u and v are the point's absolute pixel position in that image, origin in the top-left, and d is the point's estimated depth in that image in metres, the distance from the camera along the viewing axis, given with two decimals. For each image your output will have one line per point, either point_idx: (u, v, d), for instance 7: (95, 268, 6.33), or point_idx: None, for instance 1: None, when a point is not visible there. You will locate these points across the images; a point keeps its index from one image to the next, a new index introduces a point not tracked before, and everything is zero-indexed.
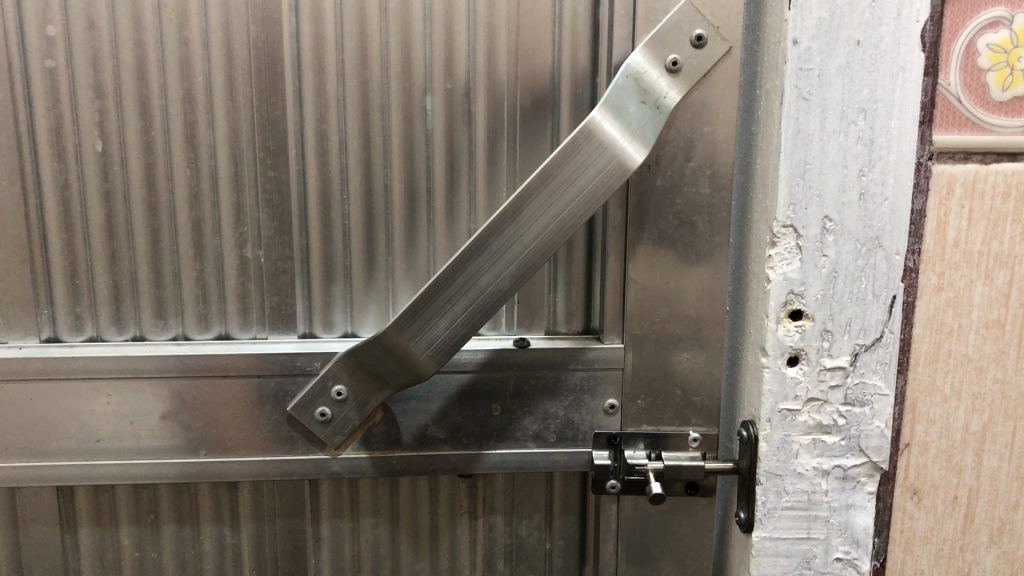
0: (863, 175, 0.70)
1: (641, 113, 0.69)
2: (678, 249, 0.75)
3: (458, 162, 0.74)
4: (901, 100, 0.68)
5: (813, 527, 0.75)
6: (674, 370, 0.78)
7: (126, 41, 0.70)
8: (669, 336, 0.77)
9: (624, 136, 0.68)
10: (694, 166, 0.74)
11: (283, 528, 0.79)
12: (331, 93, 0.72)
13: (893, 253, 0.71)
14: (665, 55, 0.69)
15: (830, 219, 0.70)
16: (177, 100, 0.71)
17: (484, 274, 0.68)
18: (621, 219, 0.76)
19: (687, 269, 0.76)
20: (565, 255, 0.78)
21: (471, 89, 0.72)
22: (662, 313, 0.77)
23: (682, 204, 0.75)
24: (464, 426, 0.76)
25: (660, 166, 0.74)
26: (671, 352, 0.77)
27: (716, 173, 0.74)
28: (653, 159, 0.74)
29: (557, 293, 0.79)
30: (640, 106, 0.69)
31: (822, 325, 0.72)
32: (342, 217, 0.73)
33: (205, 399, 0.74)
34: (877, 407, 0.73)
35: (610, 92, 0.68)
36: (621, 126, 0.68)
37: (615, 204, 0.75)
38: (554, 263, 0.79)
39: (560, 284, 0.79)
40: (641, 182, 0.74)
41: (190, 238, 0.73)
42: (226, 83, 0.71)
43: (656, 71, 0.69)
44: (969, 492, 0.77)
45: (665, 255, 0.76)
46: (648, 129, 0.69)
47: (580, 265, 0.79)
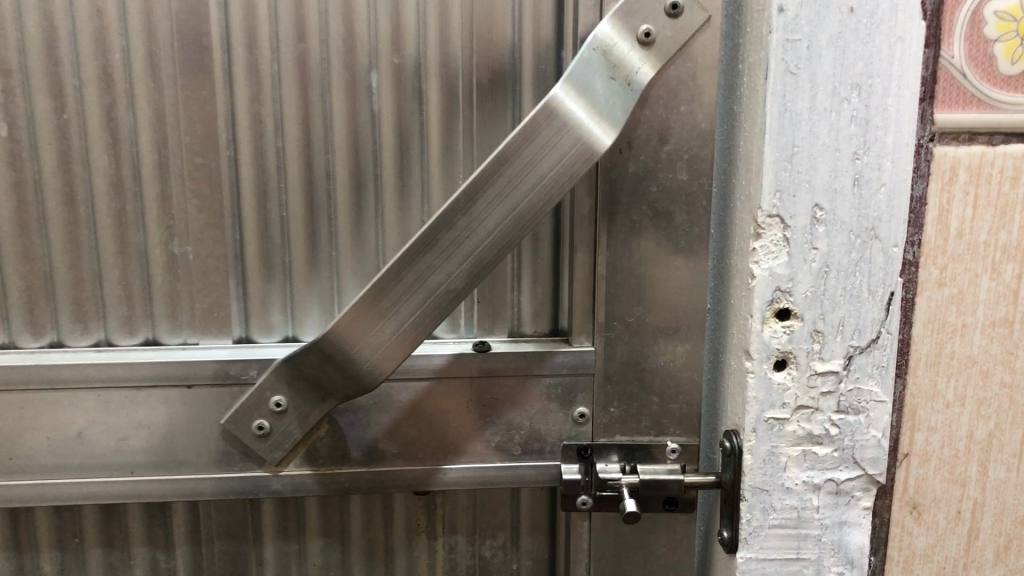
0: (857, 159, 0.62)
1: (609, 90, 0.61)
2: (653, 243, 0.69)
3: (408, 147, 0.66)
4: (899, 74, 0.61)
5: (803, 547, 0.69)
6: (650, 374, 0.71)
7: (31, 11, 0.62)
8: (644, 338, 0.70)
9: (591, 116, 0.61)
10: (670, 151, 0.67)
11: (222, 552, 0.72)
12: (265, 70, 0.64)
13: (890, 246, 0.64)
14: (637, 25, 0.61)
15: (820, 207, 0.63)
16: (92, 79, 0.64)
17: (435, 273, 0.61)
18: (590, 209, 0.69)
19: (663, 264, 0.69)
20: (529, 251, 0.72)
21: (422, 65, 0.65)
22: (636, 313, 0.70)
23: (657, 192, 0.68)
24: (419, 439, 0.69)
25: (632, 150, 0.67)
26: (646, 356, 0.70)
27: (694, 158, 0.67)
28: (625, 143, 0.67)
29: (522, 291, 0.72)
30: (609, 83, 0.61)
31: (812, 326, 0.65)
32: (280, 208, 0.66)
33: (131, 412, 0.67)
34: (873, 415, 0.67)
35: (574, 67, 0.61)
36: (587, 105, 0.61)
37: (584, 194, 0.69)
38: (518, 259, 0.72)
39: (525, 282, 0.72)
40: (611, 169, 0.67)
41: (110, 233, 0.66)
42: (147, 59, 0.64)
43: (626, 43, 0.61)
44: (973, 506, 0.70)
45: (639, 250, 0.69)
46: (616, 109, 0.61)
47: (546, 261, 0.72)
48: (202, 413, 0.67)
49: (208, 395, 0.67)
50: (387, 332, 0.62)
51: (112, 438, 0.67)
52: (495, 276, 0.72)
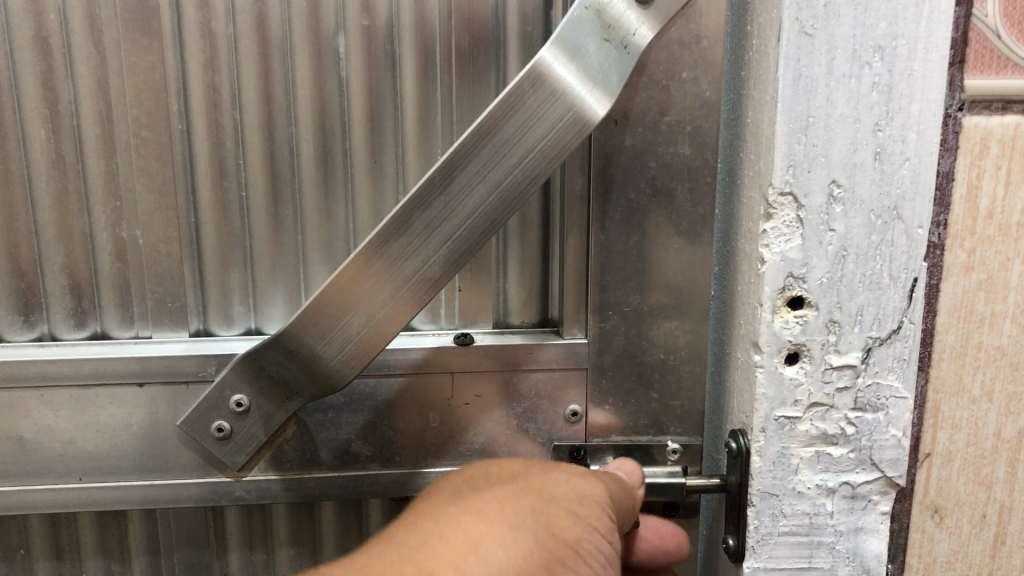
0: (879, 130, 0.56)
1: (604, 53, 0.54)
2: (650, 223, 0.62)
3: (381, 119, 0.61)
4: (927, 35, 0.55)
5: (816, 556, 0.63)
6: (647, 366, 0.65)
7: None
8: (641, 329, 0.64)
9: (583, 82, 0.54)
10: (670, 122, 0.61)
11: (182, 563, 0.66)
12: (220, 31, 0.58)
13: (915, 227, 0.58)
14: None
15: (837, 184, 0.57)
16: (26, 44, 0.57)
17: (409, 260, 0.55)
18: (583, 187, 0.62)
19: (662, 248, 0.63)
20: (516, 234, 0.65)
21: (395, 26, 0.59)
22: (634, 301, 0.64)
23: (657, 167, 0.62)
24: (396, 441, 0.64)
25: (629, 121, 0.61)
26: (645, 348, 0.65)
27: (697, 130, 0.61)
28: (621, 113, 0.60)
29: (508, 278, 0.67)
30: (603, 45, 0.54)
31: (827, 316, 0.59)
32: (239, 187, 0.61)
33: (76, 413, 0.61)
34: (893, 412, 0.61)
35: (563, 27, 0.54)
36: (578, 70, 0.54)
37: (575, 169, 0.62)
38: (504, 242, 0.66)
39: (512, 268, 0.66)
40: (605, 143, 0.61)
41: (52, 214, 0.60)
42: (88, 22, 0.57)
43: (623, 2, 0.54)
44: (1000, 510, 0.64)
45: (635, 231, 0.62)
46: (612, 75, 0.54)
47: (535, 244, 0.66)
48: (154, 414, 0.61)
49: (161, 394, 0.61)
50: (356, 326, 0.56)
51: (54, 442, 0.61)
52: (479, 262, 0.66)
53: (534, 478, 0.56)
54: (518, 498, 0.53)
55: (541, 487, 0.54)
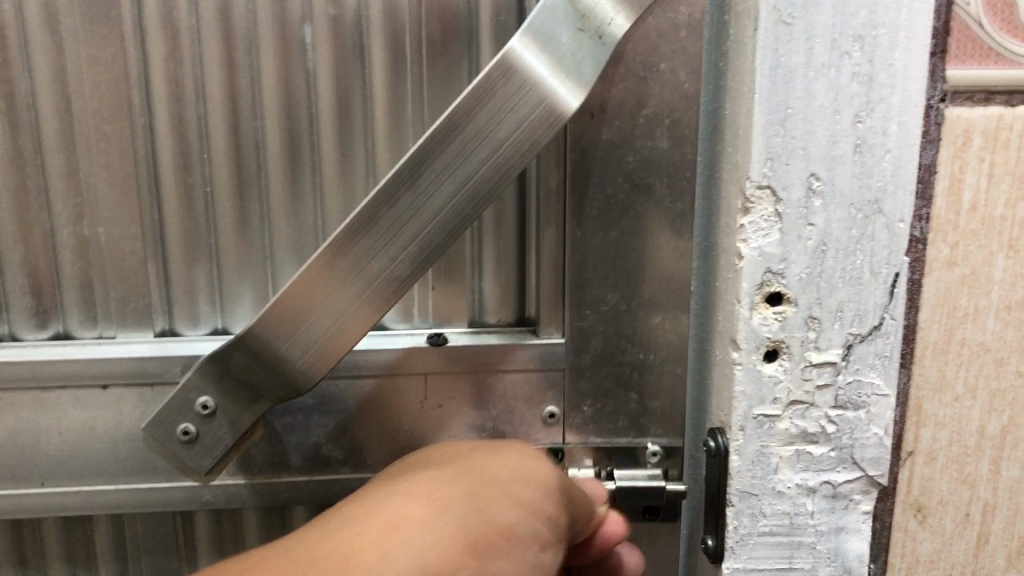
0: (859, 122, 0.55)
1: (577, 43, 0.53)
2: (629, 219, 0.61)
3: (349, 111, 0.59)
4: (908, 23, 0.54)
5: (797, 556, 0.62)
6: (625, 365, 0.64)
7: None
8: (621, 328, 0.63)
9: (555, 73, 0.53)
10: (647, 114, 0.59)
11: (150, 569, 0.65)
12: (183, 20, 0.57)
13: (896, 221, 0.57)
14: None
15: (817, 177, 0.55)
16: None
17: (375, 257, 0.53)
18: (558, 181, 0.61)
19: (641, 243, 0.61)
20: (491, 230, 0.64)
21: (364, 16, 0.58)
22: (612, 300, 0.62)
23: (636, 161, 0.60)
24: (367, 444, 0.62)
25: (606, 114, 0.59)
26: (625, 349, 0.63)
27: (676, 123, 0.59)
28: (597, 106, 0.59)
29: (483, 276, 0.65)
30: (576, 35, 0.53)
31: (807, 312, 0.57)
32: (203, 182, 0.60)
33: (37, 416, 0.60)
34: (874, 410, 0.59)
35: (535, 15, 0.52)
36: (550, 60, 0.52)
37: (552, 163, 0.61)
38: (478, 239, 0.64)
39: (487, 266, 0.65)
40: (581, 136, 0.59)
41: (10, 211, 0.59)
42: (56, 14, 0.56)
43: None
44: (984, 509, 0.63)
45: (612, 226, 0.61)
46: (585, 66, 0.53)
47: (510, 241, 0.64)
48: (118, 418, 0.60)
49: (125, 397, 0.60)
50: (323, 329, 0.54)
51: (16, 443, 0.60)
52: (453, 259, 0.64)
53: (478, 462, 0.56)
54: (453, 481, 0.53)
55: (482, 471, 0.54)
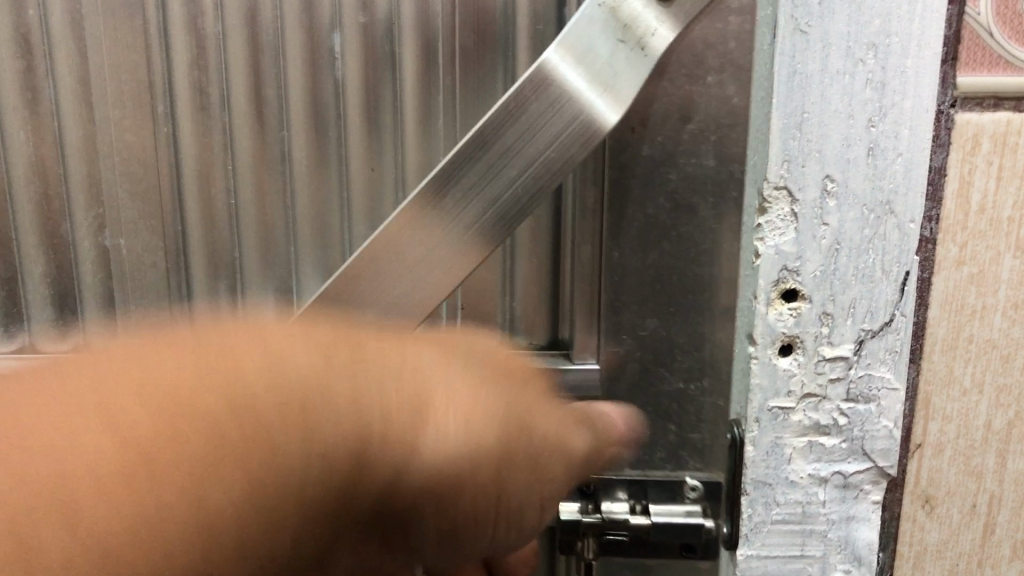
0: (872, 126, 0.57)
1: (617, 52, 0.60)
2: (668, 239, 0.71)
3: (377, 125, 0.71)
4: (921, 32, 0.56)
5: (809, 544, 0.64)
6: (658, 385, 0.74)
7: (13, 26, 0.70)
8: (658, 343, 0.73)
9: (598, 82, 0.60)
10: (693, 131, 0.69)
11: None
12: (212, 55, 0.70)
13: (907, 221, 0.59)
14: None
15: (831, 179, 0.58)
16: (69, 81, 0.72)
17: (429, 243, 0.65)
18: (595, 202, 0.73)
19: (669, 267, 0.71)
20: (528, 247, 0.75)
21: (393, 34, 0.69)
22: (649, 325, 0.73)
23: (676, 178, 0.70)
24: None
25: (646, 129, 0.69)
26: (662, 377, 0.74)
27: (721, 139, 0.68)
28: (638, 121, 0.69)
29: (520, 293, 0.77)
30: (617, 46, 0.59)
31: (821, 308, 0.60)
32: (226, 195, 0.73)
33: None
34: (884, 404, 0.62)
35: (574, 26, 0.59)
36: (587, 69, 0.60)
37: (589, 186, 0.72)
38: (516, 256, 0.75)
39: (522, 285, 0.76)
40: (625, 159, 0.70)
41: (87, 224, 0.75)
42: (88, 50, 0.70)
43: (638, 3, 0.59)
44: (990, 500, 0.66)
45: (651, 244, 0.72)
46: (625, 73, 0.60)
47: (547, 258, 0.75)
48: None
49: None
50: (411, 277, 0.63)
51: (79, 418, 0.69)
52: (494, 280, 0.76)
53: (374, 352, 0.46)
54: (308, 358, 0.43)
55: (359, 353, 0.45)
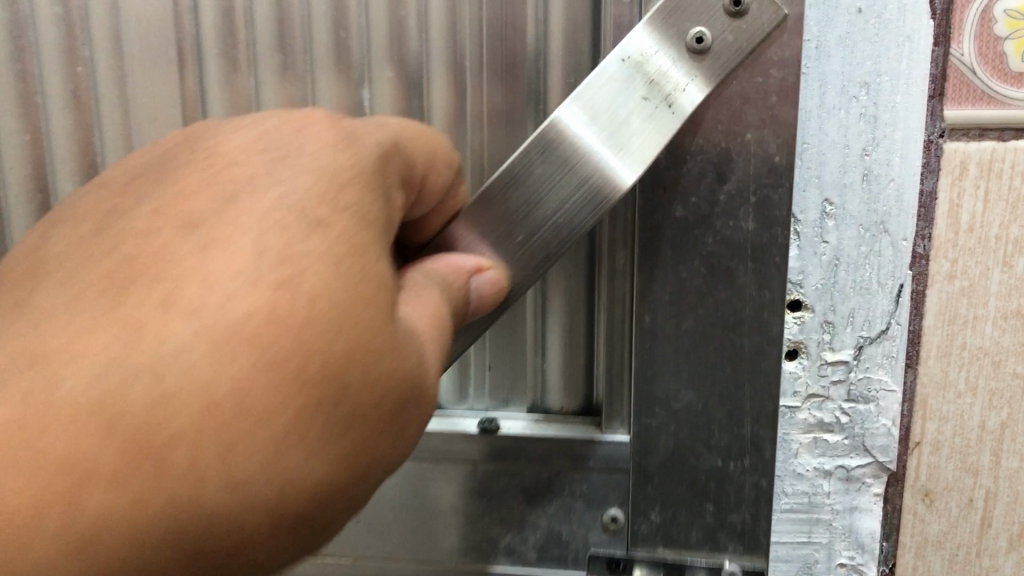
0: (866, 155, 0.64)
1: (642, 109, 0.60)
2: (706, 307, 0.69)
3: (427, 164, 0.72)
4: (908, 72, 0.63)
5: (815, 531, 0.71)
6: (698, 449, 0.71)
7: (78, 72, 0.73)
8: (695, 420, 0.71)
9: (616, 144, 0.60)
10: (729, 191, 0.67)
11: None
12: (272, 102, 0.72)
13: (899, 239, 0.66)
14: (688, 29, 0.59)
15: (830, 202, 0.65)
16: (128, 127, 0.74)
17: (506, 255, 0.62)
18: (626, 261, 0.69)
19: (714, 332, 0.69)
20: (554, 310, 0.73)
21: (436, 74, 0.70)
22: (684, 397, 0.71)
23: (714, 243, 0.68)
24: (425, 531, 0.77)
25: (678, 188, 0.67)
26: (698, 454, 0.72)
27: (763, 200, 0.66)
28: (671, 180, 0.67)
29: (547, 358, 0.75)
30: (641, 103, 0.60)
31: (822, 317, 0.67)
32: None
33: None
34: (883, 404, 0.68)
35: (594, 84, 0.60)
36: (608, 129, 0.60)
37: (620, 246, 0.69)
38: (543, 319, 0.74)
39: (551, 350, 0.74)
40: (654, 215, 0.68)
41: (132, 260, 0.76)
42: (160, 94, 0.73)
43: (668, 57, 0.60)
44: (986, 495, 0.71)
45: (691, 308, 0.69)
46: (651, 135, 0.60)
47: (581, 318, 0.73)
48: None
49: None
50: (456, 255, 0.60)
51: None
52: (518, 341, 0.75)
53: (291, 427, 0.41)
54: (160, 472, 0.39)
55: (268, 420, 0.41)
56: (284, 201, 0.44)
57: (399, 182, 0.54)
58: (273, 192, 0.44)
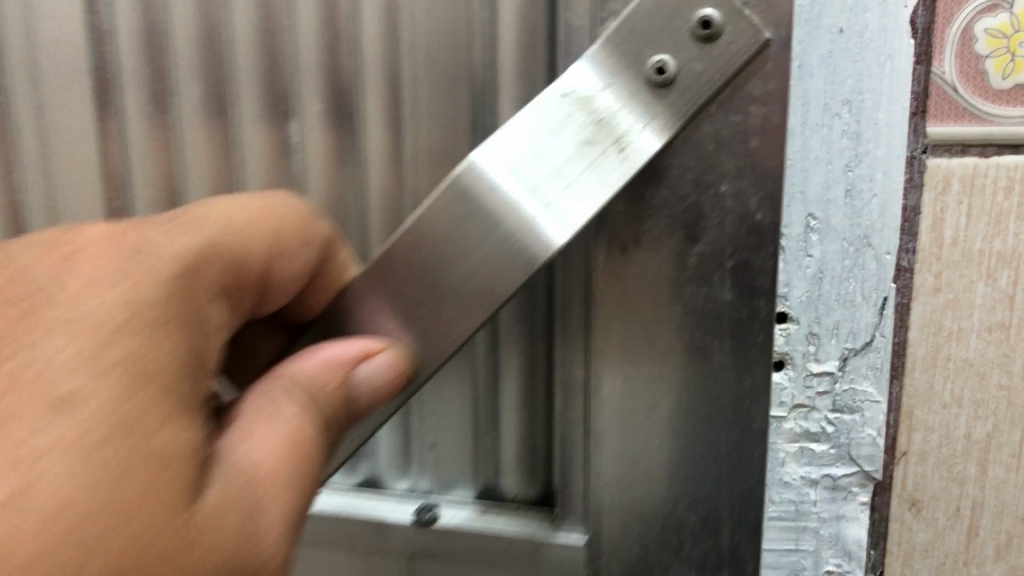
0: (849, 171, 0.66)
1: (582, 152, 0.58)
2: (676, 383, 0.68)
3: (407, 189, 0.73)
4: (890, 90, 0.64)
5: (802, 539, 0.73)
6: (658, 524, 0.71)
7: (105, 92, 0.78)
8: (663, 506, 0.71)
9: (551, 192, 0.58)
10: (701, 253, 0.66)
11: None
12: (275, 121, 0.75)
13: (883, 253, 0.67)
14: (650, 64, 0.59)
15: (813, 216, 0.67)
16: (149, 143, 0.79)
17: (412, 332, 0.61)
18: (581, 333, 0.70)
19: (675, 412, 0.69)
20: (512, 389, 0.75)
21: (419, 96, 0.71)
22: (649, 498, 0.71)
23: (684, 310, 0.67)
24: None
25: (640, 245, 0.67)
26: (667, 563, 0.72)
27: (744, 262, 0.65)
28: (632, 239, 0.67)
29: (501, 440, 0.76)
30: (581, 145, 0.58)
31: (807, 329, 0.69)
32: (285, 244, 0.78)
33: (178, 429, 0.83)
34: (868, 414, 0.70)
35: (536, 124, 0.59)
36: (542, 176, 0.58)
37: (576, 308, 0.70)
38: (499, 394, 0.75)
39: (506, 436, 0.76)
40: (600, 290, 0.68)
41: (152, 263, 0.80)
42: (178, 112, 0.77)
43: (620, 99, 0.59)
44: (973, 504, 0.73)
45: (657, 383, 0.69)
46: (592, 179, 0.58)
47: (542, 398, 0.74)
48: None
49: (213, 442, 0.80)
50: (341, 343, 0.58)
51: None
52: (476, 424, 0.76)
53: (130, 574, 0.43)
54: None
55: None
56: (40, 365, 0.44)
57: (215, 283, 0.54)
58: (32, 354, 0.45)
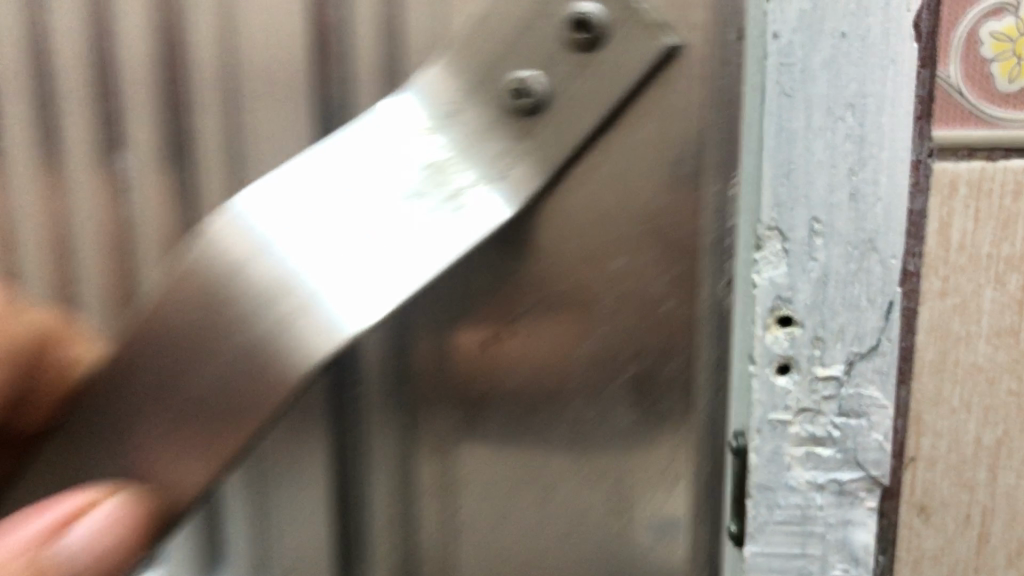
0: (853, 175, 0.66)
1: (432, 179, 0.73)
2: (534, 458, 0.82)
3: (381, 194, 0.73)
4: (893, 94, 0.64)
5: (809, 543, 0.72)
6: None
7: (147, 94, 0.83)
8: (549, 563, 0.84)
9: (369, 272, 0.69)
10: (631, 375, 0.78)
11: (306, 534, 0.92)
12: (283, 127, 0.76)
13: (888, 257, 0.67)
14: (518, 74, 0.73)
15: (817, 220, 0.67)
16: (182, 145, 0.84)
17: (198, 449, 0.67)
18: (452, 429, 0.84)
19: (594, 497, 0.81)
20: (386, 481, 0.86)
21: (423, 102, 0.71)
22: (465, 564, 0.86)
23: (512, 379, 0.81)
24: None
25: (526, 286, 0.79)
26: None
27: (662, 357, 0.77)
28: (533, 296, 0.79)
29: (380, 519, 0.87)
30: (431, 175, 0.73)
31: (812, 333, 0.69)
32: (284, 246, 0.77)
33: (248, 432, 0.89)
34: (874, 419, 0.69)
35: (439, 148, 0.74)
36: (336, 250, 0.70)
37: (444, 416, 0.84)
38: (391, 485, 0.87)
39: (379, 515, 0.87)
40: (465, 412, 0.83)
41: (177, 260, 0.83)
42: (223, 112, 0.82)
43: (513, 107, 0.74)
44: (983, 512, 0.72)
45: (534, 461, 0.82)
46: (437, 195, 0.72)
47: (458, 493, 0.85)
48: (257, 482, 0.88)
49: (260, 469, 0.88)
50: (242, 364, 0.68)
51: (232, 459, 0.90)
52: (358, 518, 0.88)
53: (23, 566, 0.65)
54: None
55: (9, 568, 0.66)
56: None
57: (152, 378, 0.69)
58: None
